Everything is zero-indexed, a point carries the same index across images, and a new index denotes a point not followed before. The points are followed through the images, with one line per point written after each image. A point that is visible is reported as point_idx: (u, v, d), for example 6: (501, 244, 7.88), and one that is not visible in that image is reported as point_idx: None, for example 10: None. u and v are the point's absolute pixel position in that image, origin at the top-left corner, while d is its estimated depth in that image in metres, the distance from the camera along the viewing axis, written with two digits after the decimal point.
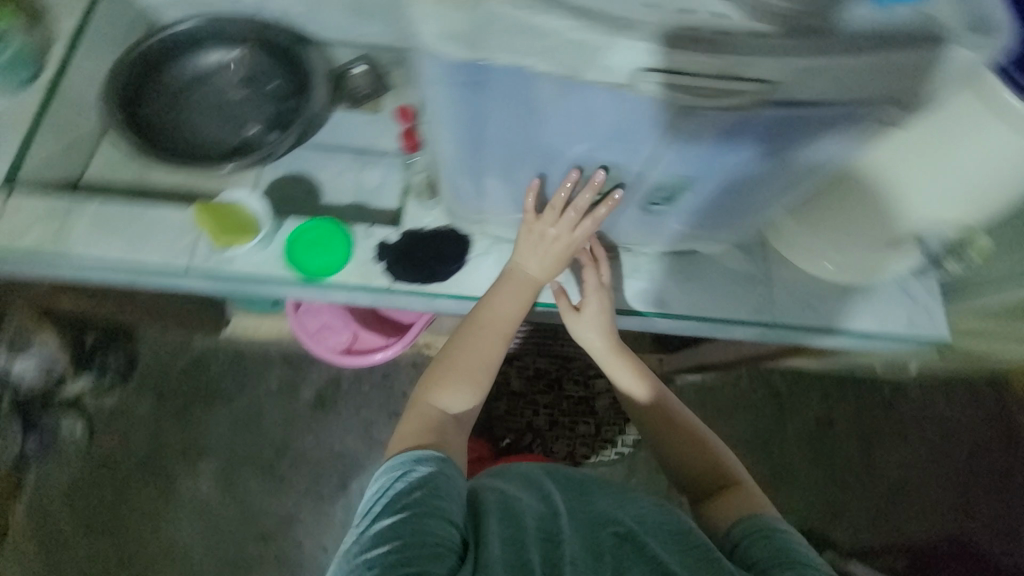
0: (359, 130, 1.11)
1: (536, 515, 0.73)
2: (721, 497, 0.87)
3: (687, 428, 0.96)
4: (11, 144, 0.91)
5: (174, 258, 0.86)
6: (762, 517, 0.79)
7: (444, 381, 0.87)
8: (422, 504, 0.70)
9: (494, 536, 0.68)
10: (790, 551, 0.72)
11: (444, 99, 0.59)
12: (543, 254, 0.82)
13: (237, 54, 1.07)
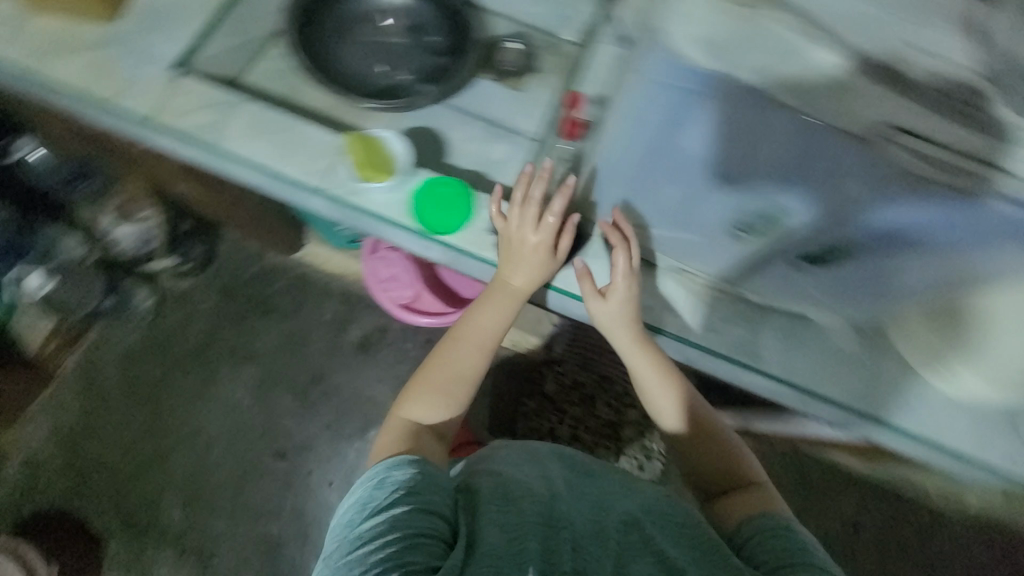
0: (498, 103, 1.11)
1: (534, 496, 0.81)
2: (735, 497, 0.93)
3: (710, 432, 0.99)
4: (192, 29, 0.95)
5: (311, 176, 0.88)
6: (773, 519, 0.85)
7: (417, 394, 0.95)
8: (411, 501, 0.77)
9: (491, 515, 0.77)
10: (802, 551, 0.79)
11: (658, 96, 0.69)
12: (522, 262, 0.85)
13: (407, 2, 1.09)
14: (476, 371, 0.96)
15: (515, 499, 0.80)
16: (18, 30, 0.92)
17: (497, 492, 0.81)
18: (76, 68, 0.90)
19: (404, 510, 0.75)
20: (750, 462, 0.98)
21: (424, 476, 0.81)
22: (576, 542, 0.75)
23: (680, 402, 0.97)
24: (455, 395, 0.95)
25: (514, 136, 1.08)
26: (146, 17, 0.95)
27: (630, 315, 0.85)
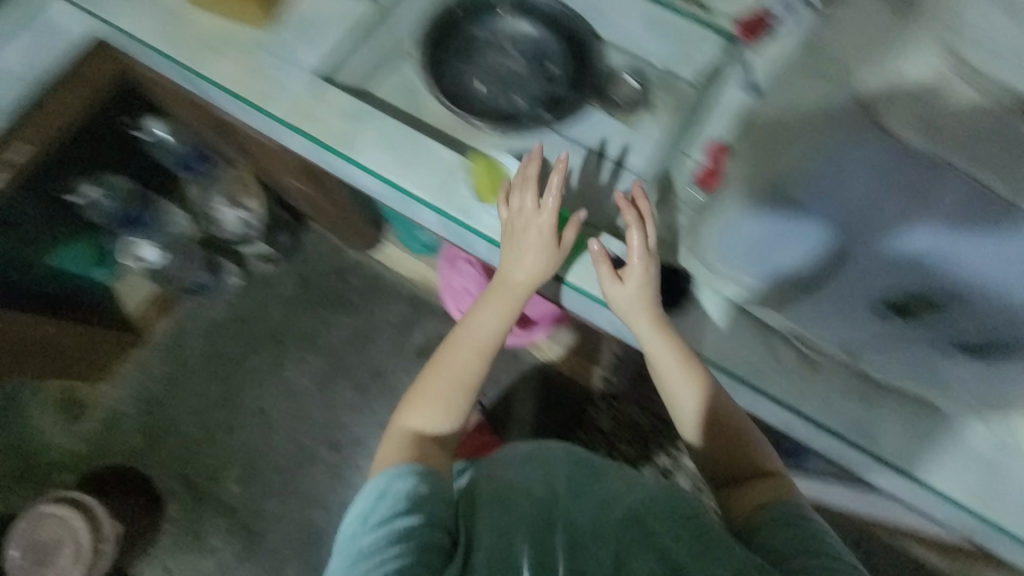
0: (613, 135, 1.05)
1: (529, 495, 0.86)
2: (748, 488, 0.87)
3: (731, 422, 0.88)
4: (336, 42, 0.99)
5: (431, 194, 0.91)
6: (784, 509, 0.82)
7: (421, 402, 0.94)
8: (414, 513, 0.81)
9: (491, 516, 0.83)
10: (817, 541, 0.78)
11: (829, 144, 0.67)
12: (522, 250, 0.86)
13: (532, 28, 1.07)
14: (475, 374, 0.95)
15: (511, 500, 0.86)
16: (177, 27, 0.97)
17: (500, 494, 0.87)
18: (225, 68, 0.95)
19: (406, 522, 0.80)
20: (764, 450, 0.90)
21: (429, 488, 0.86)
22: (574, 539, 0.80)
23: (703, 394, 0.85)
24: (457, 402, 0.94)
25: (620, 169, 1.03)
26: (294, 26, 0.99)
27: (647, 302, 0.82)
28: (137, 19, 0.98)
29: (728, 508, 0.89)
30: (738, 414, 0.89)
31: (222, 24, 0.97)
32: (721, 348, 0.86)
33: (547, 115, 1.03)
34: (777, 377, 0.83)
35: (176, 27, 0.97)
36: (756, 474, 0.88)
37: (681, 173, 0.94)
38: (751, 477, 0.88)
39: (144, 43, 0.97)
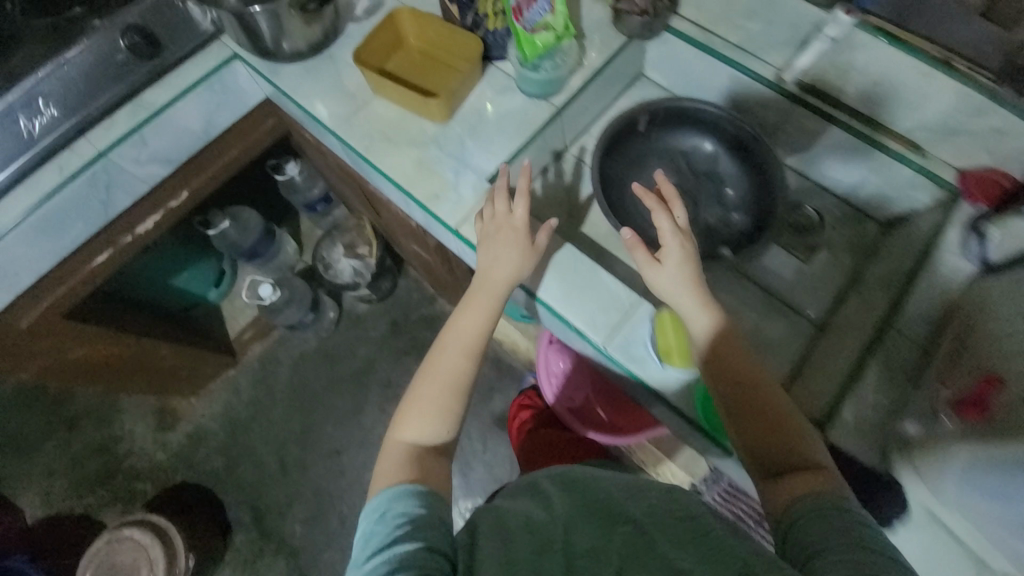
0: (785, 275, 0.96)
1: (525, 515, 0.66)
2: (785, 482, 0.68)
3: (765, 405, 0.73)
4: (510, 143, 0.94)
5: (594, 331, 0.84)
6: (828, 500, 0.62)
7: (406, 413, 0.81)
8: (411, 539, 0.63)
9: (484, 544, 0.63)
10: (865, 538, 0.57)
11: None
12: (499, 244, 0.83)
13: (713, 148, 1.00)
14: (466, 375, 0.82)
15: (510, 522, 0.65)
16: (356, 111, 0.97)
17: (503, 516, 0.66)
18: (397, 160, 0.93)
19: (400, 550, 0.62)
20: (812, 446, 0.71)
21: (428, 511, 0.68)
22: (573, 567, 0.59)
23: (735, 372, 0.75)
24: (446, 407, 0.80)
25: (794, 317, 0.93)
26: (468, 123, 0.95)
27: (692, 276, 0.78)
28: (317, 98, 0.99)
29: (765, 507, 0.69)
30: (773, 395, 0.74)
31: (401, 115, 0.96)
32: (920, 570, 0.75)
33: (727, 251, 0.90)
34: None
35: (355, 111, 0.97)
36: (799, 471, 0.69)
37: (887, 349, 0.81)
38: (792, 474, 0.68)
39: (322, 124, 0.98)
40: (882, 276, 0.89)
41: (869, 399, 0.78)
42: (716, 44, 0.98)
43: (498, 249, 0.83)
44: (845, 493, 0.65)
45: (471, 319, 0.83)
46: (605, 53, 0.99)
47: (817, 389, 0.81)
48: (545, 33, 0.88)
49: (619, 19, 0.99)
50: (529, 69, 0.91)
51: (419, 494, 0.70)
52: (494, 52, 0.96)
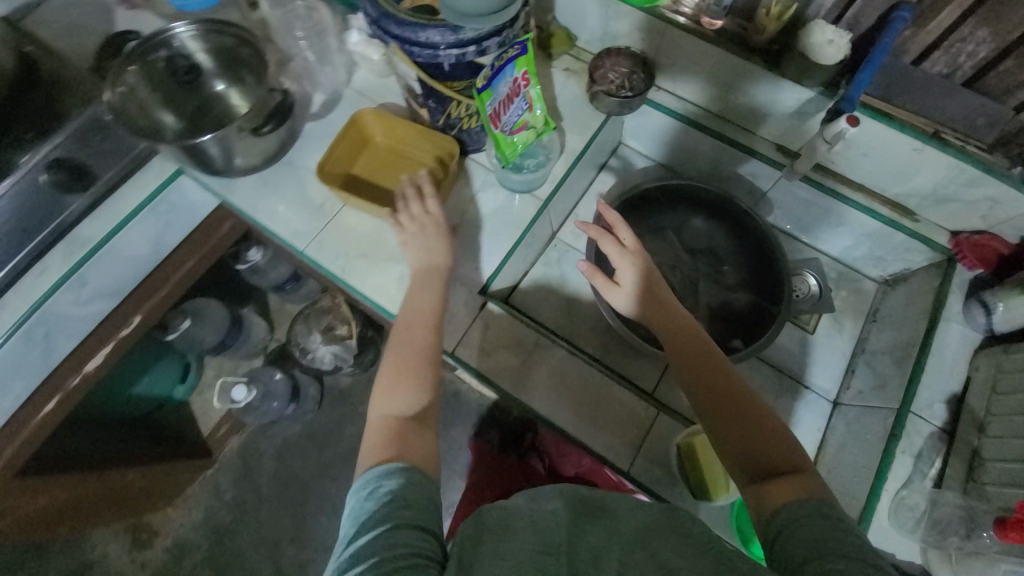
0: (787, 348, 0.96)
1: (536, 517, 0.52)
2: (765, 487, 0.57)
3: (743, 405, 0.63)
4: (500, 247, 0.88)
5: (618, 455, 0.77)
6: (812, 505, 0.52)
7: (389, 382, 0.68)
8: (391, 517, 0.51)
9: (486, 545, 0.49)
10: (855, 547, 0.47)
11: None
12: (416, 233, 0.81)
13: (704, 224, 0.98)
14: (432, 356, 0.71)
15: (518, 522, 0.51)
16: (327, 227, 0.90)
17: (510, 515, 0.52)
18: (380, 279, 0.86)
19: (375, 532, 0.50)
20: (791, 443, 0.61)
21: (418, 489, 0.54)
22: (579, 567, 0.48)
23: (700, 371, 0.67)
24: (413, 380, 0.68)
25: (803, 392, 0.93)
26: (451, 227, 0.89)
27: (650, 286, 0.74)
28: (283, 217, 0.91)
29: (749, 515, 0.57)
30: (748, 393, 0.64)
31: (377, 228, 0.89)
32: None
33: (739, 343, 0.90)
34: None
35: (326, 227, 0.90)
36: (782, 471, 0.57)
37: (908, 437, 0.75)
38: (772, 478, 0.57)
39: (291, 244, 0.90)
40: (889, 346, 0.89)
41: (908, 497, 0.73)
42: (698, 116, 0.97)
43: (428, 251, 0.80)
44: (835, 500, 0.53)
45: (420, 300, 0.76)
46: (585, 136, 0.94)
47: (846, 485, 0.78)
48: (527, 134, 0.79)
49: (596, 98, 0.94)
50: (512, 171, 0.88)
51: (400, 474, 0.55)
52: (470, 147, 0.90)
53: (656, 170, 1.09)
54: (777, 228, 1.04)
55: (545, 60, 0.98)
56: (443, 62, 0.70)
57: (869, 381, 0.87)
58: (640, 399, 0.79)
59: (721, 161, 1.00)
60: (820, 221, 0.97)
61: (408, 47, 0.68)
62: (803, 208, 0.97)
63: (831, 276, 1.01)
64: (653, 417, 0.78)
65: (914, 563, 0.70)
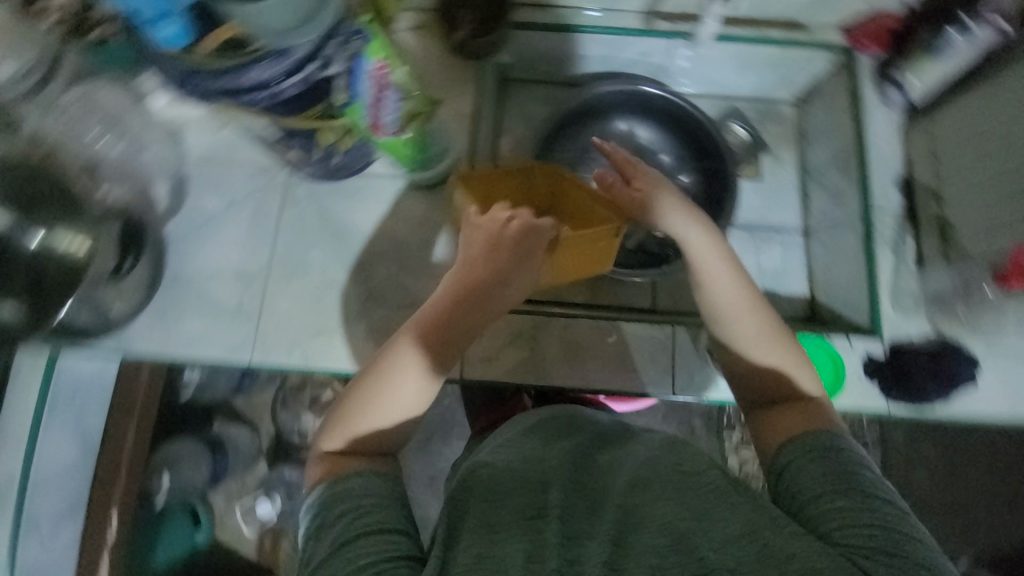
0: (745, 203, 0.97)
1: (524, 475, 0.50)
2: (774, 415, 0.56)
3: (770, 331, 0.59)
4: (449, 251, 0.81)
5: (658, 383, 0.77)
6: (825, 440, 0.50)
7: (353, 400, 0.57)
8: (349, 531, 0.46)
9: (471, 513, 0.46)
10: (865, 483, 0.47)
11: None
12: (483, 234, 0.61)
13: (621, 126, 0.95)
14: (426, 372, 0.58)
15: (503, 483, 0.49)
16: (257, 323, 0.78)
17: (494, 475, 0.50)
18: (351, 346, 0.78)
19: (332, 552, 0.45)
20: (805, 374, 0.58)
21: (373, 490, 0.49)
22: (569, 530, 0.43)
23: (726, 297, 0.60)
24: (392, 393, 0.56)
25: (776, 236, 0.96)
26: (395, 255, 0.82)
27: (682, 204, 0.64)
28: (202, 338, 0.78)
29: (754, 434, 0.57)
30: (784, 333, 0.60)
31: (316, 296, 0.79)
32: (1010, 398, 0.73)
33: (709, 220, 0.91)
34: None
35: (258, 326, 0.78)
36: (792, 400, 0.56)
37: (879, 233, 0.81)
38: (781, 405, 0.56)
39: (228, 361, 0.78)
40: (826, 158, 0.92)
41: (902, 283, 0.78)
42: (567, 20, 0.89)
43: (488, 259, 0.60)
44: (839, 430, 0.53)
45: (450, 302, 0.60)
46: (468, 97, 0.86)
47: (846, 300, 0.83)
48: (413, 123, 0.72)
49: (464, 46, 0.85)
50: (423, 167, 0.80)
51: (348, 484, 0.50)
52: (361, 164, 0.80)
53: (550, 92, 1.02)
54: (686, 94, 1.01)
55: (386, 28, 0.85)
56: (288, 97, 0.57)
57: (825, 199, 0.91)
58: (654, 324, 0.79)
59: (607, 56, 0.95)
60: (721, 70, 0.95)
61: (246, 97, 0.55)
62: (701, 66, 0.94)
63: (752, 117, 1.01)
64: (671, 334, 0.79)
65: (929, 337, 0.75)
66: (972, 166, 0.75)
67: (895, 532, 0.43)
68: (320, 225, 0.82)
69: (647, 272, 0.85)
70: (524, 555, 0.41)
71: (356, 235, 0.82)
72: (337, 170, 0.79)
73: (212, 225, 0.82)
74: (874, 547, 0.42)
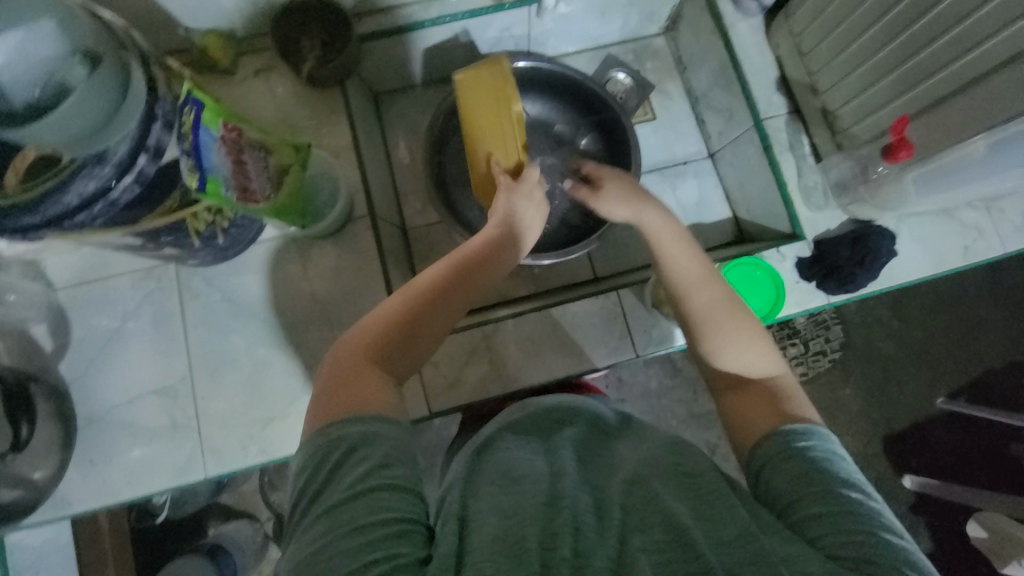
0: (648, 146, 0.97)
1: (539, 467, 0.50)
2: (742, 398, 0.55)
3: (739, 313, 0.59)
4: (373, 292, 0.77)
5: (619, 352, 0.78)
6: (792, 439, 0.49)
7: (342, 377, 0.50)
8: (366, 480, 0.41)
9: (485, 498, 0.46)
10: (837, 486, 0.45)
11: (985, 153, 0.61)
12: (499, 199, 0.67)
13: None
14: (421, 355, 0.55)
15: (518, 471, 0.49)
16: (200, 435, 0.72)
17: (507, 467, 0.50)
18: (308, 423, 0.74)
19: (348, 496, 0.41)
20: (760, 352, 0.58)
21: (396, 439, 0.46)
22: (579, 521, 0.42)
23: (692, 274, 0.62)
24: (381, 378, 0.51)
25: (686, 168, 0.97)
26: (320, 316, 0.76)
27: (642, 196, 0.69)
28: (145, 470, 0.71)
29: (725, 428, 0.56)
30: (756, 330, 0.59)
31: (254, 384, 0.74)
32: (927, 254, 0.78)
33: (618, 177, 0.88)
34: (990, 241, 0.79)
35: (201, 437, 0.72)
36: (753, 383, 0.56)
37: (776, 140, 0.82)
38: (742, 389, 0.56)
39: (184, 483, 0.72)
40: (706, 80, 0.92)
41: (806, 181, 0.81)
42: (413, 18, 0.84)
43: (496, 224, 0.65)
44: (807, 420, 0.51)
45: (450, 274, 0.59)
46: (340, 129, 0.81)
47: (766, 210, 0.86)
48: (290, 174, 0.67)
49: (315, 78, 0.79)
50: (314, 220, 0.74)
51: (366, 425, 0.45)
52: (250, 235, 0.74)
53: (426, 93, 0.97)
54: (559, 56, 0.99)
55: (228, 80, 0.81)
56: (128, 201, 0.50)
57: (718, 120, 0.92)
58: (599, 296, 0.79)
59: (470, 40, 0.90)
60: (583, 23, 0.93)
61: (69, 223, 0.47)
62: (563, 25, 0.92)
63: (629, 59, 1.01)
64: (617, 299, 0.78)
65: (845, 224, 0.79)
66: (837, 53, 0.76)
67: (872, 539, 0.41)
68: (230, 310, 0.75)
69: (583, 244, 0.80)
70: (539, 541, 0.40)
71: (272, 308, 0.76)
72: (228, 249, 0.73)
73: (110, 348, 0.74)
74: (849, 557, 0.40)
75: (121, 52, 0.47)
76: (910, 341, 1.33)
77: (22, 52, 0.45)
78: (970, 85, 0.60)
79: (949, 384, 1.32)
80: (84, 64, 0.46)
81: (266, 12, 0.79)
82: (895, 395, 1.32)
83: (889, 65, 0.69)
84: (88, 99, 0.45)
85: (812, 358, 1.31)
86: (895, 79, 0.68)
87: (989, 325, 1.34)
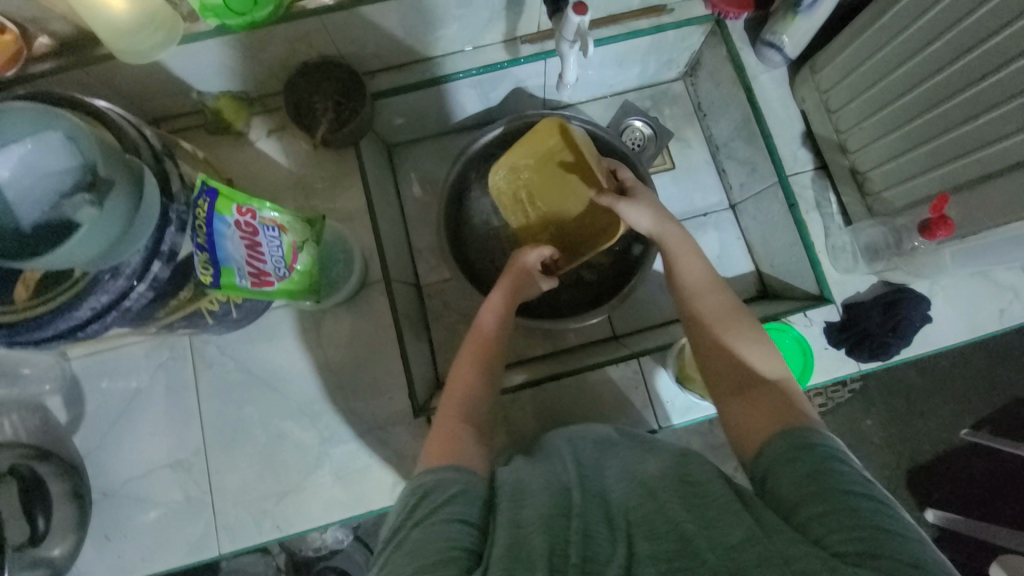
0: (666, 194, 0.95)
1: (547, 482, 0.49)
2: (744, 402, 0.52)
3: (741, 325, 0.57)
4: (389, 359, 0.76)
5: (641, 422, 0.75)
6: (796, 436, 0.46)
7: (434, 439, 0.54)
8: (423, 513, 0.45)
9: (501, 514, 0.45)
10: (843, 480, 0.42)
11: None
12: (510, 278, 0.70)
13: None
14: (464, 410, 0.56)
15: (530, 487, 0.47)
16: (215, 508, 0.71)
17: (517, 485, 0.48)
18: (323, 495, 0.72)
19: (412, 526, 0.44)
20: (767, 353, 0.55)
21: (450, 477, 0.48)
22: (589, 528, 0.42)
23: (699, 286, 0.60)
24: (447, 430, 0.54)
25: (706, 218, 0.94)
26: (334, 382, 0.75)
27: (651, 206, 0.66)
28: (161, 547, 0.70)
29: (728, 437, 0.52)
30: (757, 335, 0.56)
31: (269, 453, 0.73)
32: (961, 317, 0.75)
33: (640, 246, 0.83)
34: None
35: (217, 512, 0.71)
36: (757, 385, 0.52)
37: (802, 198, 0.80)
38: (747, 395, 0.52)
39: (200, 560, 0.71)
40: (727, 130, 0.89)
41: (833, 242, 0.78)
42: (425, 75, 0.82)
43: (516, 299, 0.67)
44: (814, 420, 0.48)
45: (467, 370, 0.60)
46: (355, 191, 0.80)
47: (792, 269, 0.81)
48: (303, 252, 0.63)
49: (330, 142, 0.78)
50: (330, 291, 0.73)
51: (441, 474, 0.48)
52: (264, 305, 0.73)
53: (439, 143, 0.95)
54: (574, 102, 0.96)
55: (241, 142, 0.80)
56: (141, 307, 0.49)
57: (739, 170, 0.89)
58: (621, 364, 0.76)
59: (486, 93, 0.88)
60: (599, 72, 0.90)
61: (84, 333, 0.46)
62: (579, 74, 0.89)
63: (647, 104, 0.98)
64: (639, 367, 0.76)
65: (874, 287, 0.76)
66: (868, 114, 0.73)
67: (881, 541, 0.38)
68: (244, 378, 0.74)
69: (599, 311, 0.78)
70: (548, 547, 0.40)
71: (285, 375, 0.75)
72: (243, 319, 0.71)
73: (123, 420, 0.73)
74: (854, 553, 0.37)
75: (127, 157, 0.46)
76: (934, 371, 1.29)
77: (30, 165, 0.42)
78: (1014, 168, 0.57)
79: (977, 416, 1.27)
80: (93, 202, 0.42)
81: (277, 75, 0.77)
82: (920, 429, 1.28)
83: (924, 134, 0.66)
84: (97, 234, 0.42)
85: (833, 389, 1.28)
86: (932, 149, 0.65)
87: (1018, 353, 1.29)
